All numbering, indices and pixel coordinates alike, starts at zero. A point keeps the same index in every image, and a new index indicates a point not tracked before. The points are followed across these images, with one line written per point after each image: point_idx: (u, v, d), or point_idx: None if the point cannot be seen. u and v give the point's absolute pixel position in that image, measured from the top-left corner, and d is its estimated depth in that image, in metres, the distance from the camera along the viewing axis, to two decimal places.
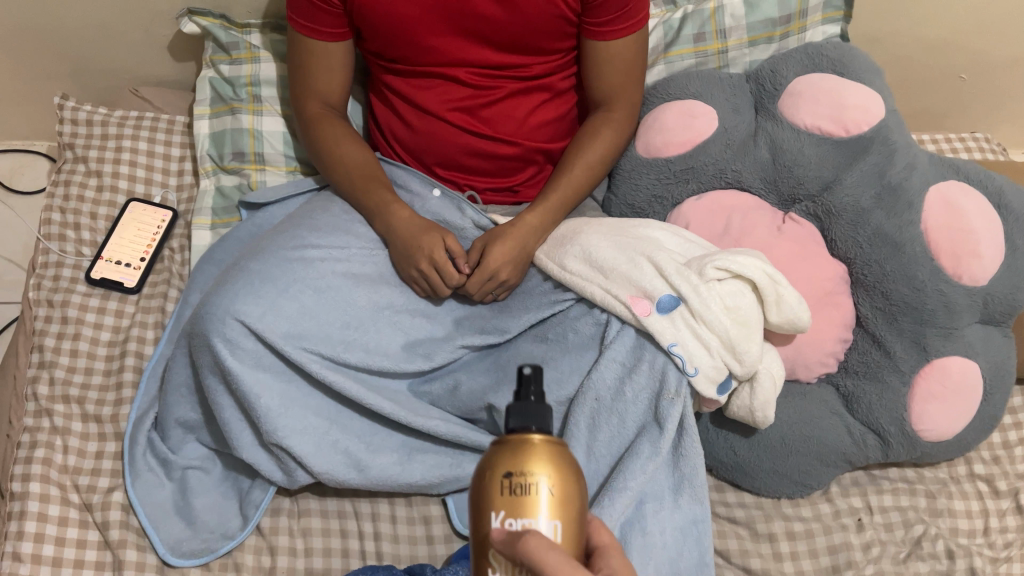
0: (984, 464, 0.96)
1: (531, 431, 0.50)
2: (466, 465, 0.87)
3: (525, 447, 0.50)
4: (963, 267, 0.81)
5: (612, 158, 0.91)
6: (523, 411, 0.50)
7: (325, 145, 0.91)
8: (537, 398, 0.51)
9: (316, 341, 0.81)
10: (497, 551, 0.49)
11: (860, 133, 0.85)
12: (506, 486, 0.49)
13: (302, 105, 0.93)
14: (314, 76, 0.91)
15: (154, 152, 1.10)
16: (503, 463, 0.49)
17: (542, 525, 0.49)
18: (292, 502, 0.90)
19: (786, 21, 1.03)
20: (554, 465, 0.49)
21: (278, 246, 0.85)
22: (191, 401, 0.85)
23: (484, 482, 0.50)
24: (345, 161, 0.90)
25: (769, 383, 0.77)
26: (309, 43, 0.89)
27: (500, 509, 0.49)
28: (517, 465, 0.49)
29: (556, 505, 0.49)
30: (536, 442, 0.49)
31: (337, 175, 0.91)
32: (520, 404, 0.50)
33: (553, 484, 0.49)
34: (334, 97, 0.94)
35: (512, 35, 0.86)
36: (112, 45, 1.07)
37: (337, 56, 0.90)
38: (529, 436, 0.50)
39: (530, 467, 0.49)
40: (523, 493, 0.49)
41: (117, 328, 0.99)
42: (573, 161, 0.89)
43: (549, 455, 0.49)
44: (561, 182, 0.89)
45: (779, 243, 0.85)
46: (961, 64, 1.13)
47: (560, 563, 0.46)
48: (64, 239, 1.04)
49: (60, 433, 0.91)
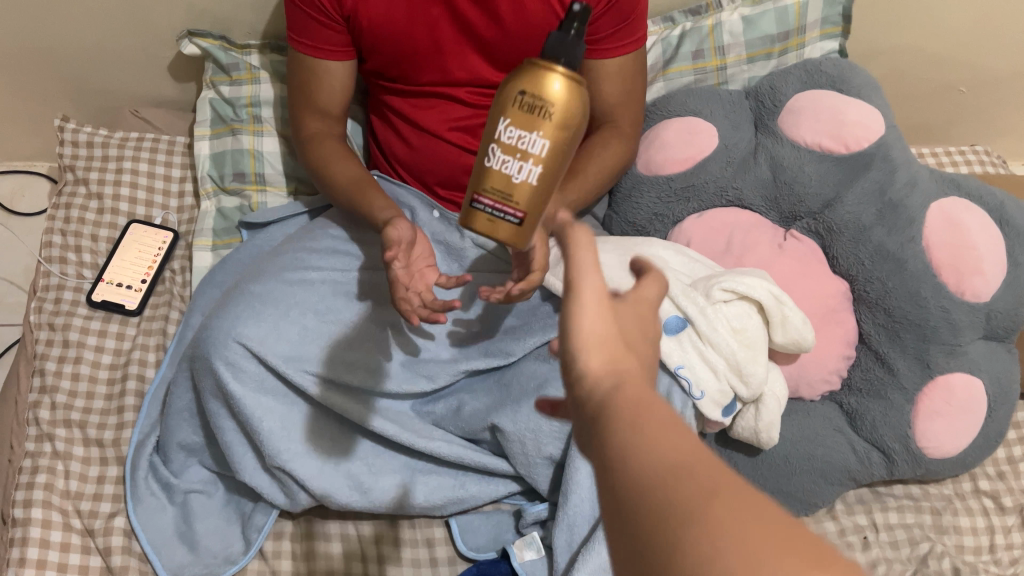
0: (989, 480, 0.96)
1: (558, 62, 0.48)
2: (469, 486, 0.86)
3: (548, 72, 0.47)
4: (965, 283, 0.81)
5: (615, 172, 0.88)
6: (555, 47, 0.47)
7: (323, 159, 0.88)
8: (577, 34, 0.47)
9: (318, 364, 0.81)
10: (495, 148, 0.50)
11: (860, 149, 0.85)
12: (519, 102, 0.48)
13: (301, 121, 0.90)
14: (316, 92, 0.89)
15: (155, 174, 1.11)
16: (522, 79, 0.48)
17: (537, 146, 0.49)
18: (295, 525, 0.90)
19: (785, 38, 1.03)
20: (568, 91, 0.48)
21: (280, 267, 0.85)
22: (193, 424, 0.85)
23: (503, 86, 0.49)
24: (344, 173, 0.87)
25: (774, 405, 0.77)
26: (311, 61, 0.87)
27: (510, 119, 0.49)
28: (535, 83, 0.47)
29: (558, 135, 0.49)
30: (558, 72, 0.47)
31: (337, 189, 0.87)
32: (558, 35, 0.47)
33: (561, 114, 0.48)
34: (334, 115, 0.92)
35: (512, 53, 0.86)
36: (113, 67, 1.07)
37: (339, 73, 0.89)
38: (552, 72, 0.47)
39: (545, 88, 0.47)
40: (533, 111, 0.48)
41: (118, 351, 0.99)
42: (582, 164, 0.86)
43: (566, 82, 0.48)
44: (573, 182, 0.85)
45: (781, 261, 0.85)
46: (960, 76, 1.13)
47: (586, 241, 0.41)
48: (65, 261, 1.04)
49: (61, 457, 0.90)
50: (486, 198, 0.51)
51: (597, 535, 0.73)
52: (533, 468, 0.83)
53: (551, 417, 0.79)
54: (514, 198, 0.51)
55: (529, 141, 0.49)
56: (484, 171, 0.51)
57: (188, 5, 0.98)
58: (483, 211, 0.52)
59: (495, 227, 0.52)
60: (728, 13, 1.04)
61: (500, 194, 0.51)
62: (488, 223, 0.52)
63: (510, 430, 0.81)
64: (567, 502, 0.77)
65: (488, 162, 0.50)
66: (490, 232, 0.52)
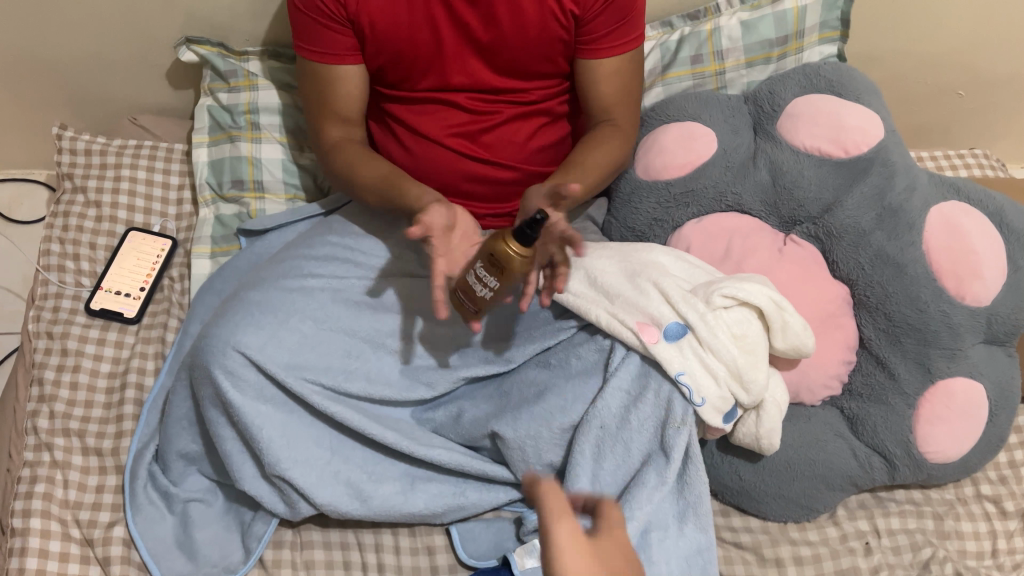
0: (991, 485, 0.95)
1: (512, 250, 0.62)
2: (470, 493, 0.86)
3: (508, 251, 0.62)
4: (965, 287, 0.81)
5: (612, 170, 0.88)
6: (523, 233, 0.62)
7: (350, 165, 0.88)
8: (532, 233, 0.62)
9: (317, 371, 0.81)
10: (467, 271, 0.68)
11: (859, 154, 0.85)
12: (493, 255, 0.63)
13: (322, 131, 0.90)
14: (332, 99, 0.88)
15: (153, 181, 1.11)
16: (498, 242, 0.63)
17: (480, 291, 0.67)
18: (295, 534, 0.89)
19: (783, 42, 1.03)
20: (511, 268, 0.63)
21: (279, 275, 0.85)
22: (192, 432, 0.84)
23: (503, 232, 0.63)
24: (373, 178, 0.86)
25: (774, 411, 0.77)
26: (322, 67, 0.86)
27: (483, 259, 0.65)
28: (500, 250, 0.63)
29: (500, 285, 0.66)
30: (511, 254, 0.62)
31: (369, 194, 0.87)
32: (526, 225, 0.62)
33: (509, 272, 0.64)
34: (355, 120, 0.90)
35: (515, 56, 0.86)
36: (111, 74, 1.07)
37: (354, 77, 0.87)
38: (508, 247, 0.62)
39: (499, 260, 0.63)
40: (495, 265, 0.64)
41: (117, 359, 0.99)
42: (582, 158, 0.86)
43: (514, 265, 0.63)
44: (575, 172, 0.85)
45: (782, 266, 0.85)
46: (958, 80, 1.13)
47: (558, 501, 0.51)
48: (63, 269, 1.04)
49: (60, 467, 0.90)
50: (456, 294, 0.71)
51: None
52: None
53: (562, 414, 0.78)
54: (464, 307, 0.71)
55: (484, 286, 0.66)
56: (470, 277, 0.68)
57: (185, 11, 0.98)
58: (454, 299, 0.72)
59: (461, 312, 0.72)
60: (726, 18, 1.03)
61: (463, 299, 0.70)
62: (462, 309, 0.72)
63: (510, 437, 0.80)
64: None
65: (473, 273, 0.67)
66: (458, 311, 0.73)
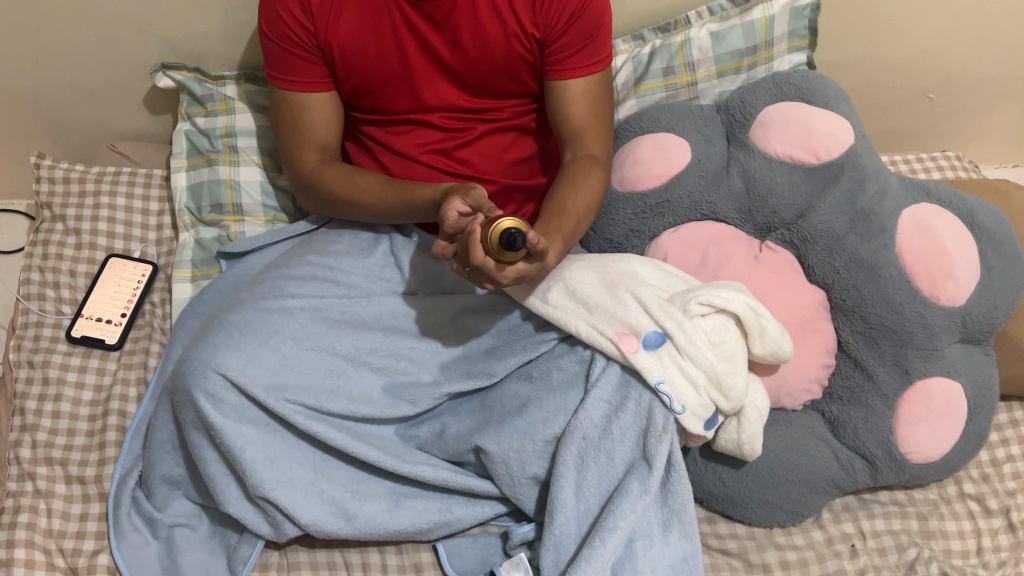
0: (974, 483, 0.96)
1: (500, 224, 0.61)
2: (455, 509, 0.86)
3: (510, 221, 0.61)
4: (939, 287, 0.82)
5: (592, 207, 0.83)
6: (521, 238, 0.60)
7: (346, 178, 0.86)
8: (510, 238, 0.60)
9: (299, 392, 0.81)
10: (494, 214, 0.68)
11: (830, 160, 0.86)
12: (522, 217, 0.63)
13: (300, 160, 0.88)
14: (308, 126, 0.88)
15: (132, 207, 1.11)
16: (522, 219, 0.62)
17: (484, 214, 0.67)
18: (281, 556, 0.89)
19: (753, 52, 1.05)
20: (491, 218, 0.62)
21: (259, 296, 0.85)
22: (175, 457, 0.84)
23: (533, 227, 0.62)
24: (377, 182, 0.85)
25: (755, 417, 0.78)
26: (295, 97, 0.87)
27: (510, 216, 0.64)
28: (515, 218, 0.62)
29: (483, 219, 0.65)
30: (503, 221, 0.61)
31: (372, 201, 0.85)
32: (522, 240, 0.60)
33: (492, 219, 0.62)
34: (332, 148, 0.90)
35: (483, 76, 0.86)
36: (88, 102, 1.07)
37: (328, 105, 0.88)
38: (503, 223, 0.61)
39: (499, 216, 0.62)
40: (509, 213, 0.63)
41: (99, 386, 0.99)
42: (567, 201, 0.81)
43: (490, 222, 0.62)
44: (566, 218, 0.80)
45: (758, 273, 0.86)
46: (927, 84, 1.15)
47: None
48: (43, 298, 1.04)
49: (43, 496, 0.90)
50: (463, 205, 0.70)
51: (583, 554, 0.73)
52: (518, 488, 0.83)
53: (557, 419, 0.79)
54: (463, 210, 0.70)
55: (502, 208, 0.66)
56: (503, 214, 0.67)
57: (160, 37, 0.99)
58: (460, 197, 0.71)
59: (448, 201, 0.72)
60: (696, 29, 1.05)
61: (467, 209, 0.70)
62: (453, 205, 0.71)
63: (494, 451, 0.81)
64: (553, 522, 0.76)
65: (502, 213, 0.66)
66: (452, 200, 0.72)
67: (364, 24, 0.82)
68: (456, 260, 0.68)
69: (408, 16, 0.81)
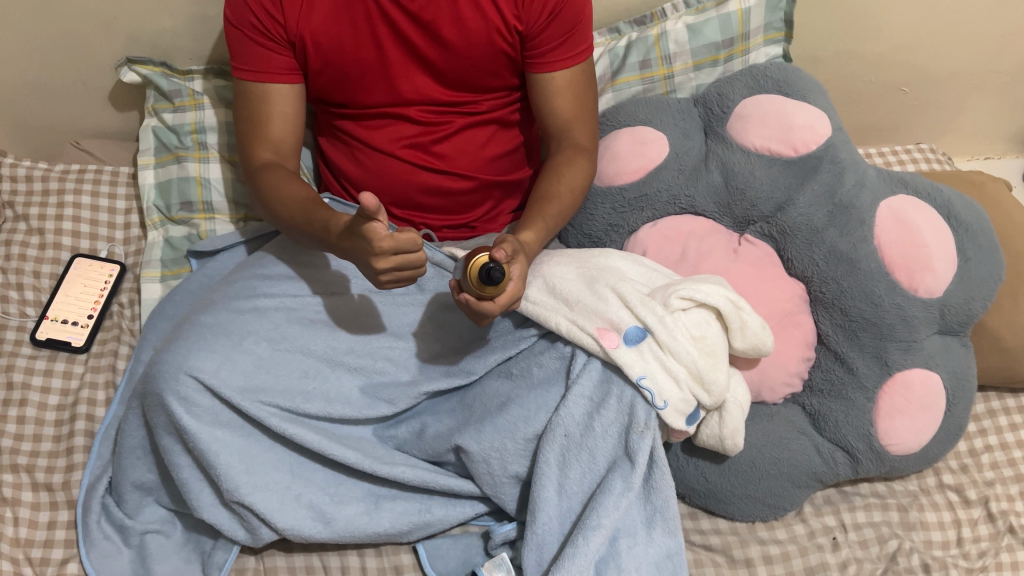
0: (953, 474, 0.96)
1: (474, 265, 0.65)
2: (435, 510, 0.85)
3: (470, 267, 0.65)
4: (917, 279, 0.82)
5: (582, 191, 0.85)
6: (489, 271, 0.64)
7: (276, 182, 0.80)
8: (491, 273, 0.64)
9: (274, 393, 0.78)
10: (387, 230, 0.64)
11: (809, 152, 0.85)
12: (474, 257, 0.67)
13: (251, 154, 0.83)
14: (267, 123, 0.84)
15: (98, 206, 1.08)
16: (483, 252, 0.66)
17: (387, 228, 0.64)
18: (258, 561, 0.87)
19: (729, 44, 1.05)
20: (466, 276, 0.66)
21: (231, 296, 0.82)
22: (147, 462, 0.82)
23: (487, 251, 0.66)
24: (297, 198, 0.78)
25: (737, 412, 0.77)
26: (262, 88, 0.83)
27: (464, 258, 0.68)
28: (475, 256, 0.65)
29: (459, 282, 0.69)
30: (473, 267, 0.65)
31: (290, 215, 0.78)
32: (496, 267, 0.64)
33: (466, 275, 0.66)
34: (288, 153, 0.85)
35: (461, 70, 0.85)
36: (51, 100, 1.04)
37: (288, 101, 0.84)
38: (476, 267, 0.65)
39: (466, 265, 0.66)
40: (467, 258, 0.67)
41: (66, 391, 0.96)
42: (549, 186, 0.83)
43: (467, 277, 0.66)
44: (551, 206, 0.82)
45: (737, 267, 0.85)
46: (900, 78, 1.15)
47: None
48: (7, 300, 1.01)
49: (9, 504, 0.87)
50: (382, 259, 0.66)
51: (566, 553, 0.71)
52: (499, 488, 0.81)
53: (538, 418, 0.77)
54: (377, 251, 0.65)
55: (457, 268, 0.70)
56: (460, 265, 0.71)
57: (124, 32, 0.96)
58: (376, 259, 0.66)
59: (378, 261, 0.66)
60: (672, 22, 1.04)
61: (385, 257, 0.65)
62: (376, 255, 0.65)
63: (474, 450, 0.79)
64: (536, 521, 0.75)
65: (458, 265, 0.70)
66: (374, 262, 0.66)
67: (340, 18, 0.80)
68: (480, 320, 0.73)
69: (385, 10, 0.80)
